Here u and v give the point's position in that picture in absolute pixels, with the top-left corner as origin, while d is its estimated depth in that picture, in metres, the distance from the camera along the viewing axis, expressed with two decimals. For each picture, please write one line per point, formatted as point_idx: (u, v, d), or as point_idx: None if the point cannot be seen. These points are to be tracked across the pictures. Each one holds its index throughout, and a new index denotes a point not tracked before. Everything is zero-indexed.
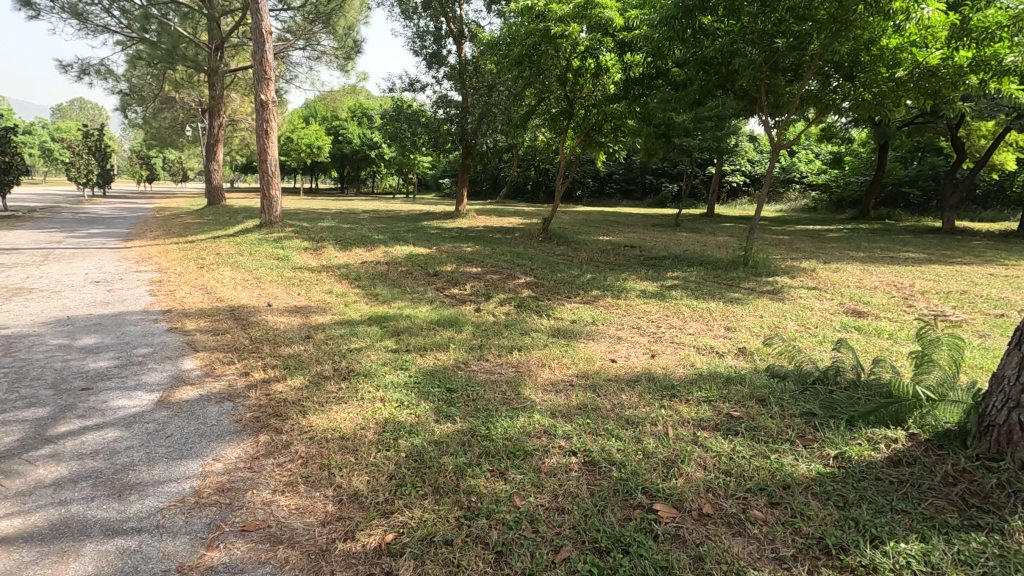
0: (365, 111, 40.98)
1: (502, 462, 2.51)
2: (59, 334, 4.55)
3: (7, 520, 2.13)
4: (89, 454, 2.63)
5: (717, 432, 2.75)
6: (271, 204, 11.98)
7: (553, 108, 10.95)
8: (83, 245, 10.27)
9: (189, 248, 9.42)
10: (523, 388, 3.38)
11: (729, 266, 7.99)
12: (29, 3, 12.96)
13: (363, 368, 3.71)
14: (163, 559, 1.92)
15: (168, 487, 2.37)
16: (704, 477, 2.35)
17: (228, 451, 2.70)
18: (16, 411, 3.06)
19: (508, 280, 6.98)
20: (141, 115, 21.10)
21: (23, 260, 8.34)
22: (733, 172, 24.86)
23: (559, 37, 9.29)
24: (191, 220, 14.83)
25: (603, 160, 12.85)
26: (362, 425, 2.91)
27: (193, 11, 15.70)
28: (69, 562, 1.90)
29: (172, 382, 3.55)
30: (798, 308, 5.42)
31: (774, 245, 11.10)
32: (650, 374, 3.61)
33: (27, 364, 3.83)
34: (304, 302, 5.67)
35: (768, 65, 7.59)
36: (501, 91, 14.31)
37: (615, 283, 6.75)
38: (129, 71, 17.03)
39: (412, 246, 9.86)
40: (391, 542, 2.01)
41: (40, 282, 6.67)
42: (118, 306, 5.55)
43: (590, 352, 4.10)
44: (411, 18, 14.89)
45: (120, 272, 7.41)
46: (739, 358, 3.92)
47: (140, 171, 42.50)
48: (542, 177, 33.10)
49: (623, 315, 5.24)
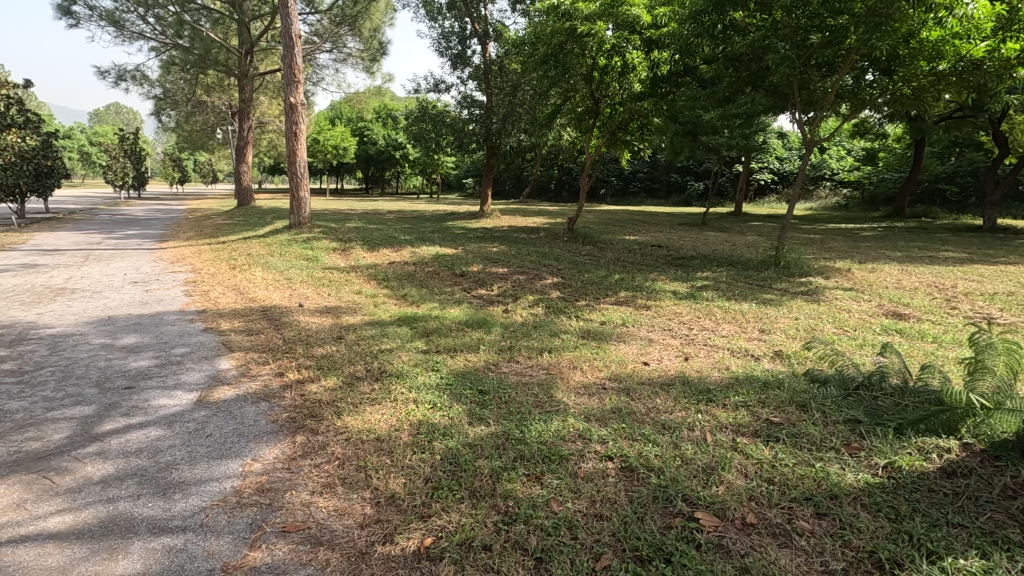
0: (390, 111, 41.12)
1: (538, 466, 2.49)
2: (101, 333, 4.69)
3: (59, 517, 2.19)
4: (133, 453, 2.70)
5: (757, 438, 2.69)
6: (299, 205, 12.22)
7: (578, 107, 10.84)
8: (122, 245, 10.66)
9: (221, 249, 9.65)
10: (555, 390, 3.35)
11: (759, 266, 7.84)
12: (69, 12, 13.41)
13: (396, 368, 3.73)
14: (208, 558, 1.95)
15: (209, 486, 2.41)
16: (746, 485, 2.29)
17: (267, 451, 2.74)
18: (63, 410, 3.16)
19: (535, 280, 6.96)
20: (174, 118, 21.73)
21: (66, 260, 8.66)
22: (760, 169, 24.39)
23: (586, 35, 9.25)
24: (222, 221, 15.15)
25: (627, 158, 12.72)
26: (395, 426, 2.93)
27: (224, 17, 16.05)
28: (117, 560, 1.94)
29: (209, 382, 3.62)
30: (835, 310, 5.27)
31: (804, 245, 10.73)
32: (684, 377, 3.55)
33: (73, 362, 3.97)
34: (334, 302, 5.73)
35: (801, 60, 7.40)
36: (526, 90, 14.27)
37: (644, 283, 6.68)
38: (163, 76, 17.52)
39: (439, 246, 9.92)
40: (430, 546, 2.01)
41: (83, 282, 6.91)
42: (156, 306, 5.70)
43: (622, 354, 4.06)
44: (436, 19, 14.96)
45: (157, 273, 7.63)
46: (776, 362, 3.83)
47: (173, 172, 44.09)
48: (565, 176, 33.06)
49: (652, 317, 5.17)
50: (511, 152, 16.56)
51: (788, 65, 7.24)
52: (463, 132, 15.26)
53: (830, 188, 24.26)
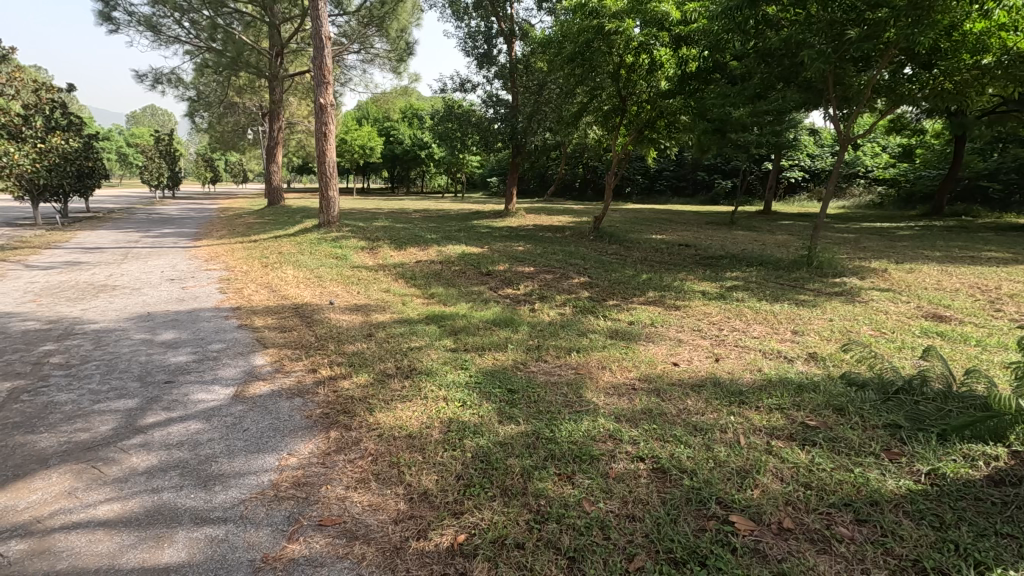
0: (415, 111, 41.43)
1: (569, 466, 2.49)
2: (141, 329, 4.85)
3: (107, 505, 2.28)
4: (175, 445, 2.79)
5: (792, 442, 2.64)
6: (328, 204, 12.42)
7: (605, 105, 10.73)
8: (158, 244, 10.94)
9: (253, 247, 9.84)
10: (584, 390, 3.35)
11: (791, 266, 7.67)
12: (109, 18, 13.87)
13: (425, 367, 3.76)
14: (249, 549, 2.01)
15: (248, 479, 2.48)
16: (782, 489, 2.26)
17: (301, 446, 2.80)
18: (108, 402, 3.28)
19: (562, 280, 6.93)
20: (206, 120, 22.26)
21: (107, 258, 8.95)
22: (791, 167, 23.82)
23: (613, 33, 9.21)
24: (252, 220, 15.42)
25: (652, 155, 12.57)
26: (426, 424, 2.95)
27: (255, 19, 16.37)
28: (163, 548, 2.01)
29: (245, 377, 3.72)
30: (872, 312, 5.13)
31: (838, 245, 10.39)
32: (715, 378, 3.51)
33: (117, 356, 4.12)
34: (363, 300, 5.80)
35: (836, 55, 7.20)
36: (551, 88, 14.24)
37: (673, 283, 6.61)
38: (197, 79, 17.96)
39: (465, 245, 9.93)
40: (463, 543, 2.03)
41: (122, 279, 7.12)
42: (192, 303, 5.86)
43: (651, 355, 4.04)
44: (462, 19, 15.02)
45: (192, 270, 7.83)
46: (811, 364, 3.75)
47: (205, 172, 45.21)
48: (590, 174, 32.91)
49: (682, 317, 5.12)
50: (537, 151, 16.50)
51: (825, 61, 7.01)
52: (489, 131, 15.29)
53: (863, 185, 23.59)
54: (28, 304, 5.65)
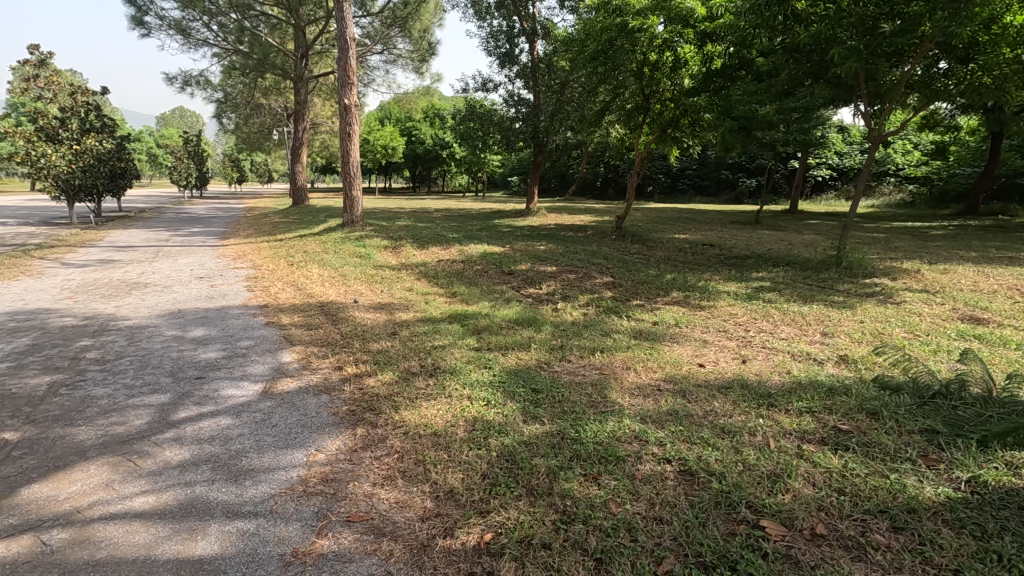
0: (437, 110, 41.68)
1: (596, 466, 2.47)
2: (173, 325, 4.96)
3: (143, 497, 2.33)
4: (206, 440, 2.85)
5: (823, 446, 2.59)
6: (352, 204, 12.59)
7: (628, 103, 10.55)
8: (187, 243, 11.17)
9: (278, 247, 9.99)
10: (608, 391, 3.33)
11: (820, 266, 7.53)
12: (141, 22, 14.26)
13: (449, 366, 3.78)
14: (280, 543, 2.04)
15: (278, 474, 2.52)
16: (814, 494, 2.21)
17: (329, 443, 2.83)
18: (142, 397, 3.36)
19: (585, 280, 6.89)
20: (233, 120, 22.73)
21: (138, 257, 9.18)
22: (818, 165, 23.29)
23: (637, 31, 9.18)
24: (277, 219, 15.63)
25: (676, 153, 12.40)
26: (452, 422, 2.96)
27: (280, 22, 16.67)
28: (197, 540, 2.05)
29: (273, 374, 3.78)
30: (904, 313, 5.00)
31: (867, 245, 10.14)
32: (742, 380, 3.45)
33: (149, 352, 4.22)
34: (387, 299, 5.84)
35: (869, 50, 7.01)
36: (574, 87, 14.18)
37: (697, 283, 6.52)
38: (224, 81, 18.35)
39: (487, 244, 9.94)
40: (490, 541, 2.04)
41: (153, 277, 7.30)
42: (220, 300, 5.98)
43: (676, 356, 3.98)
44: (484, 19, 15.06)
45: (220, 269, 7.98)
46: (842, 367, 3.66)
47: (232, 173, 46.16)
48: (611, 173, 32.70)
49: (707, 317, 5.06)
50: (558, 151, 16.46)
51: (857, 57, 6.84)
52: (510, 130, 15.31)
53: (893, 184, 22.98)
54: (65, 301, 5.83)
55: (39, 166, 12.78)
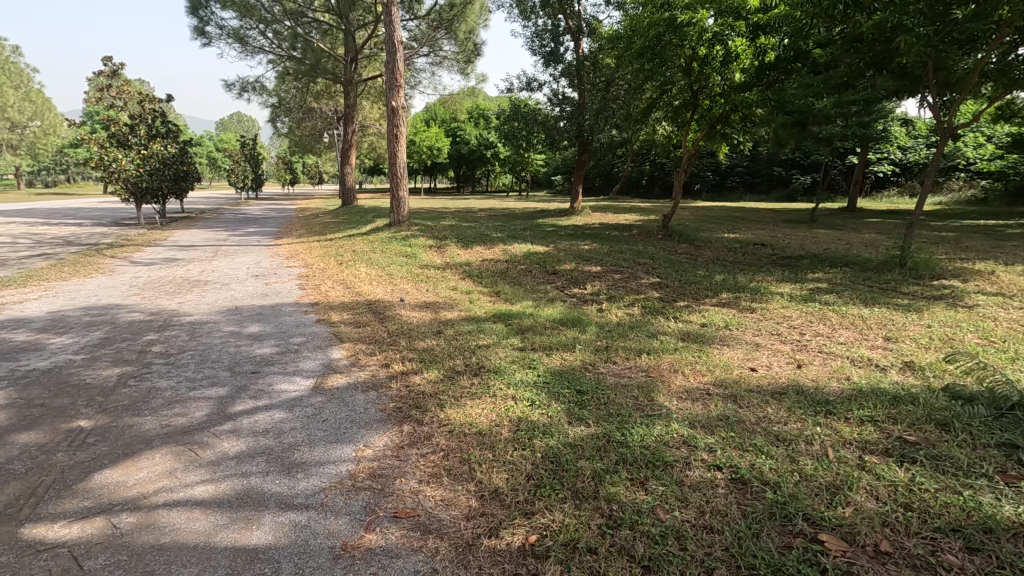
0: (482, 111, 41.95)
1: (643, 471, 2.42)
2: (230, 322, 5.19)
3: (203, 486, 2.44)
4: (261, 432, 2.96)
5: (888, 458, 2.44)
6: (399, 205, 12.85)
7: (676, 100, 10.42)
8: (243, 243, 11.65)
9: (329, 246, 10.29)
10: (655, 394, 3.26)
11: (881, 266, 7.16)
12: (203, 32, 14.98)
13: (493, 365, 3.79)
14: (329, 536, 2.09)
15: (328, 468, 2.59)
16: (877, 509, 2.09)
17: (377, 439, 2.88)
18: (202, 390, 3.53)
19: (630, 280, 6.78)
20: (286, 124, 23.57)
21: (199, 256, 9.63)
22: (879, 161, 22.13)
23: (686, 25, 8.97)
24: (327, 220, 16.08)
25: (725, 151, 12.06)
26: (496, 422, 2.97)
27: (331, 28, 17.14)
28: (252, 530, 2.13)
29: (324, 370, 3.89)
30: (977, 317, 4.69)
31: (935, 245, 9.55)
32: (797, 386, 3.30)
33: (209, 347, 4.43)
34: (432, 298, 5.92)
35: (940, 38, 6.55)
36: (620, 85, 13.95)
37: (749, 284, 6.30)
38: (278, 86, 19.06)
39: (531, 244, 9.92)
40: (535, 543, 2.02)
41: (213, 275, 7.64)
42: (275, 298, 6.21)
43: (726, 359, 3.86)
44: (529, 18, 15.05)
45: (274, 268, 8.27)
46: (906, 374, 3.46)
47: (284, 175, 47.94)
48: (657, 171, 32.08)
49: (758, 319, 4.89)
50: (603, 149, 16.26)
51: (925, 43, 6.42)
52: (555, 130, 15.23)
53: (963, 181, 21.66)
54: (134, 297, 6.19)
55: (111, 170, 13.68)
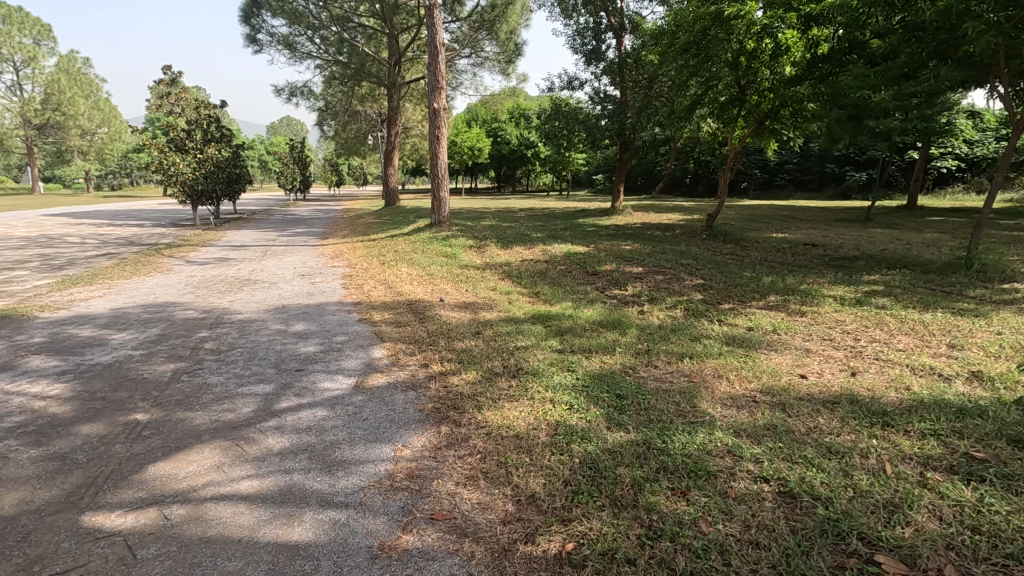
0: (523, 111, 41.99)
1: (684, 480, 2.34)
2: (277, 320, 5.35)
3: (248, 481, 2.51)
4: (305, 429, 3.03)
5: (953, 476, 2.29)
6: (439, 205, 12.99)
7: (722, 96, 10.04)
8: (291, 243, 12.03)
9: (372, 246, 10.50)
10: (698, 400, 3.16)
11: (945, 268, 6.75)
12: (255, 40, 15.56)
13: (532, 367, 3.76)
14: (368, 535, 2.11)
15: (367, 467, 2.62)
16: (941, 530, 1.95)
17: (415, 439, 2.90)
18: (250, 386, 3.65)
19: (673, 281, 6.63)
20: (332, 127, 24.19)
21: (249, 256, 9.99)
22: (942, 156, 20.93)
23: (733, 18, 8.70)
24: (371, 220, 16.40)
25: (774, 147, 11.66)
26: (534, 425, 2.95)
27: (376, 32, 17.47)
28: (294, 527, 2.17)
29: (365, 369, 3.95)
30: None
31: (1005, 245, 8.93)
32: (852, 396, 3.13)
33: (257, 344, 4.57)
34: (471, 299, 5.94)
35: (1013, 24, 6.09)
36: (663, 82, 13.67)
37: (799, 286, 6.04)
38: (325, 90, 19.59)
39: (571, 244, 9.83)
40: (572, 552, 1.98)
41: (261, 275, 7.91)
42: (320, 297, 6.37)
43: (774, 365, 3.70)
44: (571, 16, 14.93)
45: (319, 268, 8.49)
46: (974, 385, 3.22)
47: (331, 177, 49.30)
48: (702, 169, 31.31)
49: (809, 323, 4.68)
50: (646, 147, 15.97)
51: (997, 32, 6.00)
52: (596, 128, 15.07)
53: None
54: (188, 295, 6.48)
55: (170, 173, 14.45)
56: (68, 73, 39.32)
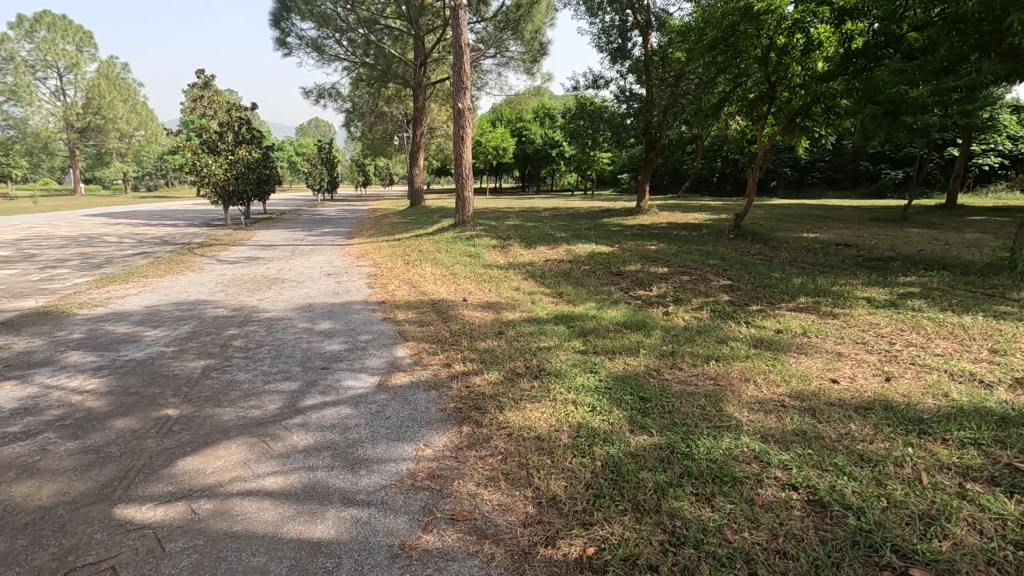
0: (548, 110, 41.87)
1: (709, 486, 2.29)
2: (304, 318, 5.44)
3: (273, 477, 2.55)
4: (328, 427, 3.06)
5: (994, 488, 2.19)
6: (463, 205, 13.04)
7: (751, 92, 9.85)
8: (318, 242, 12.21)
9: (397, 246, 10.59)
10: (724, 404, 3.09)
11: (986, 270, 6.48)
12: (284, 43, 15.87)
13: (555, 368, 3.74)
14: (388, 534, 2.12)
15: (389, 466, 2.64)
16: (981, 545, 1.87)
17: (436, 439, 2.91)
18: (277, 383, 3.71)
19: (699, 282, 6.52)
20: (359, 128, 24.50)
21: (277, 255, 10.19)
22: (984, 153, 20.13)
23: (763, 13, 8.57)
24: (396, 220, 16.56)
25: (805, 145, 11.38)
26: (555, 427, 2.92)
27: (402, 33, 17.63)
28: (317, 524, 2.19)
29: (388, 368, 3.98)
30: None
31: None
32: (886, 402, 3.02)
33: (284, 342, 4.65)
34: (494, 299, 5.94)
35: None
36: (690, 79, 13.47)
37: (830, 288, 5.87)
38: (352, 91, 19.84)
39: (595, 244, 9.75)
40: (592, 556, 1.96)
41: (289, 274, 8.06)
42: (345, 296, 6.44)
43: (804, 369, 3.60)
44: (596, 15, 14.83)
45: (345, 267, 8.59)
46: (1018, 393, 3.08)
47: (358, 177, 49.97)
48: (730, 168, 30.73)
49: (841, 326, 4.54)
50: (672, 146, 15.75)
51: None
52: (622, 127, 14.92)
53: None
54: (219, 294, 6.64)
55: (203, 174, 14.83)
56: (108, 79, 40.81)
